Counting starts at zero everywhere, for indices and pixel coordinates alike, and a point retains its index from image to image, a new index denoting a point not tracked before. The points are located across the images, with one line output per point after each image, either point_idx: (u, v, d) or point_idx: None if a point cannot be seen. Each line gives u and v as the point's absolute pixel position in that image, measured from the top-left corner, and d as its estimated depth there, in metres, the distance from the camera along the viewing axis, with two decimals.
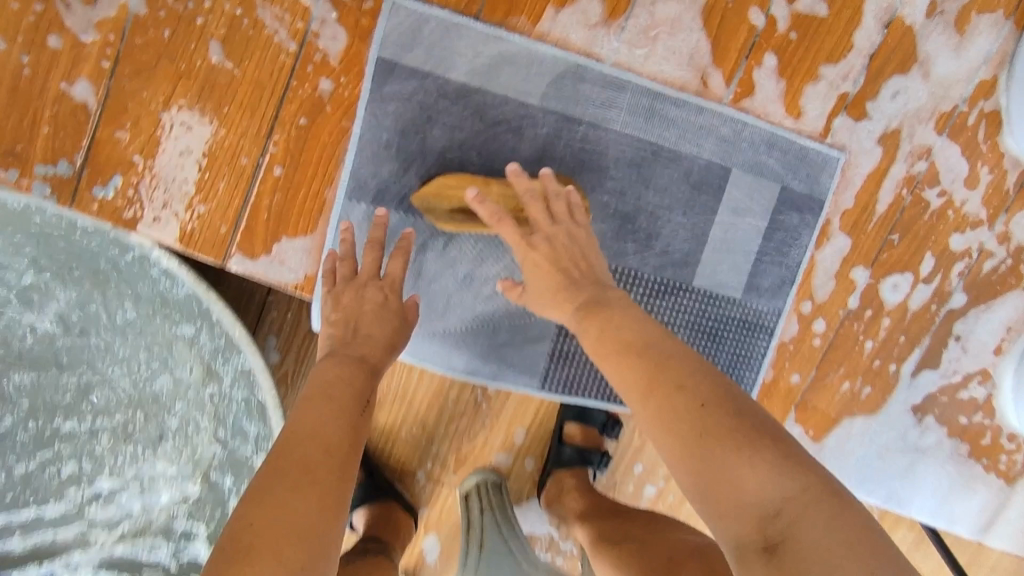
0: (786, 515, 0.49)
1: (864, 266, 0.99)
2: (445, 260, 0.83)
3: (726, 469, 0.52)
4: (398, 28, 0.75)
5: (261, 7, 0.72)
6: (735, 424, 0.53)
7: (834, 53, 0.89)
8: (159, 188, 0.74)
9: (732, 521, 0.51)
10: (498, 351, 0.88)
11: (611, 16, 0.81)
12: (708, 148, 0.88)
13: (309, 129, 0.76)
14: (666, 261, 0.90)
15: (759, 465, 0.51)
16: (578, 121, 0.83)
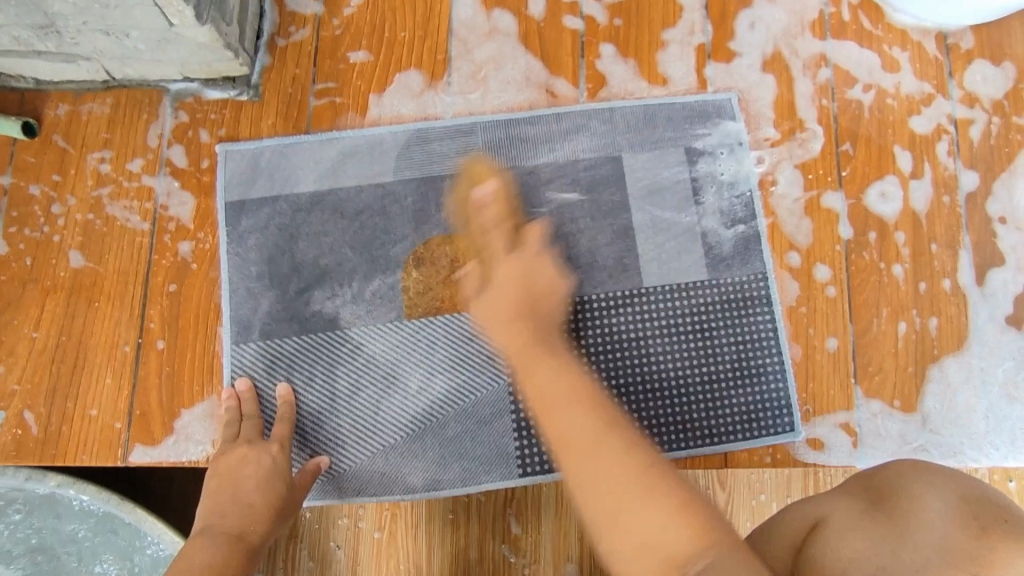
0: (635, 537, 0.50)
1: (833, 190, 0.84)
2: (356, 364, 0.73)
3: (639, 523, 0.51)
4: (237, 169, 0.78)
5: (109, 205, 0.76)
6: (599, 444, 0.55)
7: (667, 18, 0.87)
8: (44, 409, 0.71)
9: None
10: (455, 448, 0.73)
11: (433, 78, 0.83)
12: (586, 149, 0.82)
13: (181, 294, 0.75)
14: (599, 272, 0.79)
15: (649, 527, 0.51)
16: (440, 177, 0.79)
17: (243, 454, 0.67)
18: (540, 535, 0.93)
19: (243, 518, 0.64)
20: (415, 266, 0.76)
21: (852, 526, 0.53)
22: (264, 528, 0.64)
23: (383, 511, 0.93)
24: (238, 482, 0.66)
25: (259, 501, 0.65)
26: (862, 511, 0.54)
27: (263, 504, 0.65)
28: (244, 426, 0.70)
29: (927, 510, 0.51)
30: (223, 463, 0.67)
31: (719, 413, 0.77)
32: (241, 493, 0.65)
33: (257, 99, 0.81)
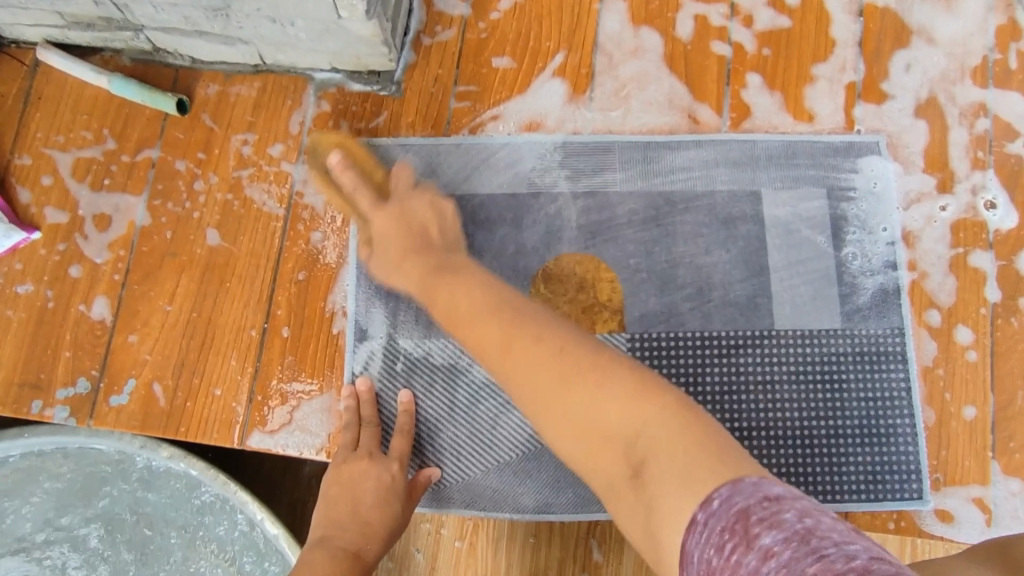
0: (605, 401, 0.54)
1: (982, 249, 0.80)
2: (476, 374, 0.72)
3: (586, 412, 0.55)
4: (372, 166, 0.78)
5: (248, 187, 0.77)
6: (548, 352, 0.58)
7: (819, 51, 0.84)
8: (172, 382, 0.72)
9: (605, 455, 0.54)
10: (571, 471, 0.71)
11: (575, 92, 0.81)
12: (723, 179, 0.80)
13: (309, 283, 0.75)
14: (731, 309, 0.75)
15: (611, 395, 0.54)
16: (575, 194, 0.78)
17: (367, 465, 0.67)
18: (622, 567, 0.90)
19: (361, 534, 0.63)
20: (543, 283, 0.76)
21: None
22: (379, 546, 0.64)
23: (465, 521, 0.91)
24: (357, 492, 0.65)
25: (377, 512, 0.64)
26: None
27: (381, 517, 0.64)
28: (366, 429, 0.70)
29: None
30: (343, 468, 0.66)
31: (844, 470, 0.73)
32: (362, 504, 0.64)
33: (398, 96, 0.81)
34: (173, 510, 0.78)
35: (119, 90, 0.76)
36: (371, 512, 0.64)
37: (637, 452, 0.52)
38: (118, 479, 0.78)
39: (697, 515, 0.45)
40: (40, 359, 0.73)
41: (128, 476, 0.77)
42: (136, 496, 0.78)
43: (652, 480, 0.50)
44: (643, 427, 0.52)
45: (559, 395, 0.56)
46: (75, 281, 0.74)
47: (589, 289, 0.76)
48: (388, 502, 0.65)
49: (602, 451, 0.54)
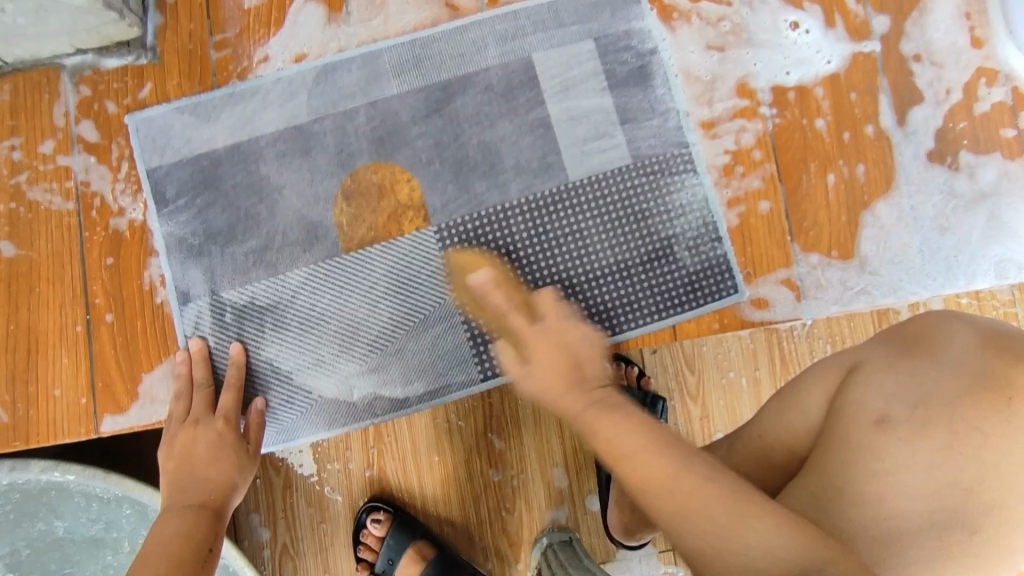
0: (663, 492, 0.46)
1: (786, 70, 0.83)
2: (301, 304, 0.75)
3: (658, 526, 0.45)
4: (148, 136, 0.78)
5: (29, 190, 0.76)
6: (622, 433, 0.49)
7: None
8: (9, 397, 0.72)
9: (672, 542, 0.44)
10: (413, 365, 0.75)
11: (332, 11, 0.82)
12: (494, 55, 0.82)
13: (119, 265, 0.75)
14: (526, 175, 0.79)
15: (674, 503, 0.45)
16: (356, 109, 0.79)
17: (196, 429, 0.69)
18: (524, 448, 0.96)
19: (204, 489, 0.65)
20: (346, 202, 0.77)
21: (887, 366, 0.53)
22: (226, 489, 0.66)
23: (369, 450, 0.96)
24: (194, 453, 0.67)
25: (220, 463, 0.67)
26: (895, 355, 0.53)
27: (223, 463, 0.67)
28: (200, 394, 0.72)
29: (958, 343, 0.52)
30: (181, 434, 0.68)
31: (665, 287, 0.79)
32: (198, 459, 0.67)
33: (157, 61, 0.79)
34: (67, 523, 0.80)
35: None
36: (209, 469, 0.67)
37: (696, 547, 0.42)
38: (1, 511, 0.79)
39: None
40: None
41: (9, 505, 0.78)
42: (26, 524, 0.80)
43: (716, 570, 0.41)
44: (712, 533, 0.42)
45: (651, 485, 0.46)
46: None
47: (389, 193, 0.77)
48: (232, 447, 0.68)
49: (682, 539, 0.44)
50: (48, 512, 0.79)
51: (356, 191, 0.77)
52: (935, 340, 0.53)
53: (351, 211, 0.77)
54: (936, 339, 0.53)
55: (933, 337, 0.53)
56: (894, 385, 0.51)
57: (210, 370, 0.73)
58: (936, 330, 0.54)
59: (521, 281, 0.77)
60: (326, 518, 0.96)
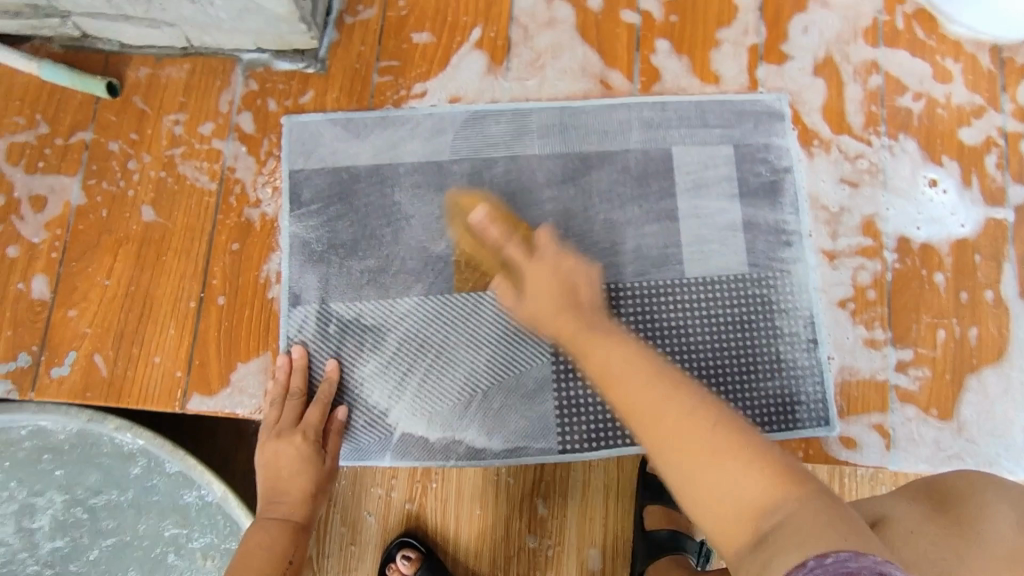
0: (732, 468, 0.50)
1: (917, 225, 0.84)
2: (404, 331, 0.77)
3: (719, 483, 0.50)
4: (299, 139, 0.81)
5: (181, 164, 0.80)
6: (675, 393, 0.56)
7: (722, 18, 0.89)
8: (111, 352, 0.75)
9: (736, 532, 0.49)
10: (497, 418, 0.76)
11: (493, 64, 0.86)
12: (636, 139, 0.85)
13: (241, 252, 0.78)
14: (643, 261, 0.82)
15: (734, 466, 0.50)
16: (495, 158, 0.83)
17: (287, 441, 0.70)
18: (566, 520, 0.96)
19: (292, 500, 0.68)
20: (467, 243, 0.79)
21: (917, 530, 0.55)
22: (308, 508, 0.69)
23: (414, 484, 0.95)
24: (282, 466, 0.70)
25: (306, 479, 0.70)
26: (929, 520, 0.56)
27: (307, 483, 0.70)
28: (290, 404, 0.73)
29: (997, 520, 0.54)
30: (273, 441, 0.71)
31: (753, 403, 0.80)
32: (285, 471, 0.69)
33: (323, 72, 0.84)
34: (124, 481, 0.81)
35: (49, 75, 0.78)
36: (292, 481, 0.69)
37: (772, 518, 0.47)
38: (64, 451, 0.80)
39: (806, 560, 0.43)
40: None
41: (74, 447, 0.79)
42: (84, 470, 0.81)
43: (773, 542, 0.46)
44: (782, 505, 0.48)
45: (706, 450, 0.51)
46: (13, 260, 0.76)
47: None
48: (312, 463, 0.70)
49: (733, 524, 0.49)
50: (111, 469, 0.80)
51: (481, 238, 0.79)
52: (970, 510, 0.56)
53: (471, 255, 0.79)
54: (972, 509, 0.56)
55: (970, 507, 0.56)
56: (925, 550, 0.53)
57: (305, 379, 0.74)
58: (974, 499, 0.56)
59: None
60: (357, 541, 0.95)
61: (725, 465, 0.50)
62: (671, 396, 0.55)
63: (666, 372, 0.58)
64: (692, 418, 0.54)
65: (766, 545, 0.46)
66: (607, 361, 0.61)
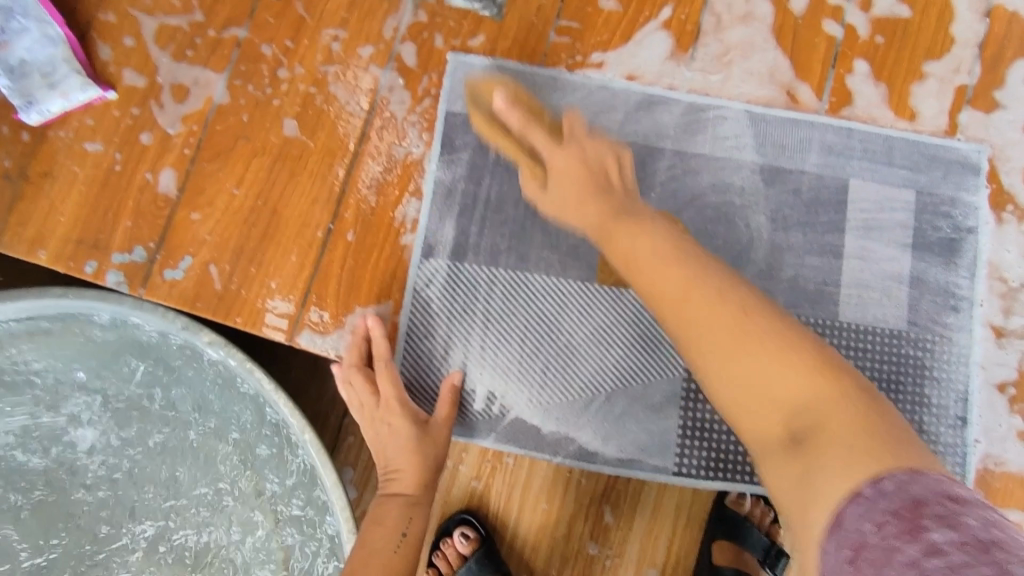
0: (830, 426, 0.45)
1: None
2: (535, 309, 0.70)
3: (763, 383, 0.49)
4: (461, 85, 0.75)
5: (333, 84, 0.74)
6: (717, 300, 0.53)
7: (933, 48, 0.80)
8: (228, 266, 0.70)
9: (761, 415, 0.49)
10: (616, 424, 0.69)
11: (678, 48, 0.79)
12: (813, 162, 0.78)
13: (378, 191, 0.72)
14: (796, 293, 0.76)
15: (789, 362, 0.49)
16: (661, 149, 0.77)
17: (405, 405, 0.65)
18: (631, 533, 0.89)
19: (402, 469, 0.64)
20: None
21: None
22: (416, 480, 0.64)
23: (484, 462, 0.90)
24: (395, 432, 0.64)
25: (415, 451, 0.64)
26: None
27: (417, 454, 0.64)
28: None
29: None
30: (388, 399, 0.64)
31: None
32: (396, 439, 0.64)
33: (498, 19, 0.77)
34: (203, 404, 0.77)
35: None
36: (404, 451, 0.64)
37: (809, 415, 0.47)
38: (148, 356, 0.75)
39: (860, 487, 0.42)
40: (101, 220, 0.70)
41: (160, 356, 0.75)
42: (166, 381, 0.77)
43: (813, 446, 0.45)
44: (824, 405, 0.47)
45: (729, 339, 0.51)
46: (144, 147, 0.71)
47: None
48: (420, 437, 0.64)
49: (767, 416, 0.49)
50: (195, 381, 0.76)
51: None
52: None
53: None
54: None
55: None
56: None
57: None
58: None
59: None
60: None
61: (764, 361, 0.49)
62: (744, 317, 0.52)
63: (709, 275, 0.55)
64: (722, 304, 0.53)
65: (807, 446, 0.46)
66: (633, 246, 0.60)
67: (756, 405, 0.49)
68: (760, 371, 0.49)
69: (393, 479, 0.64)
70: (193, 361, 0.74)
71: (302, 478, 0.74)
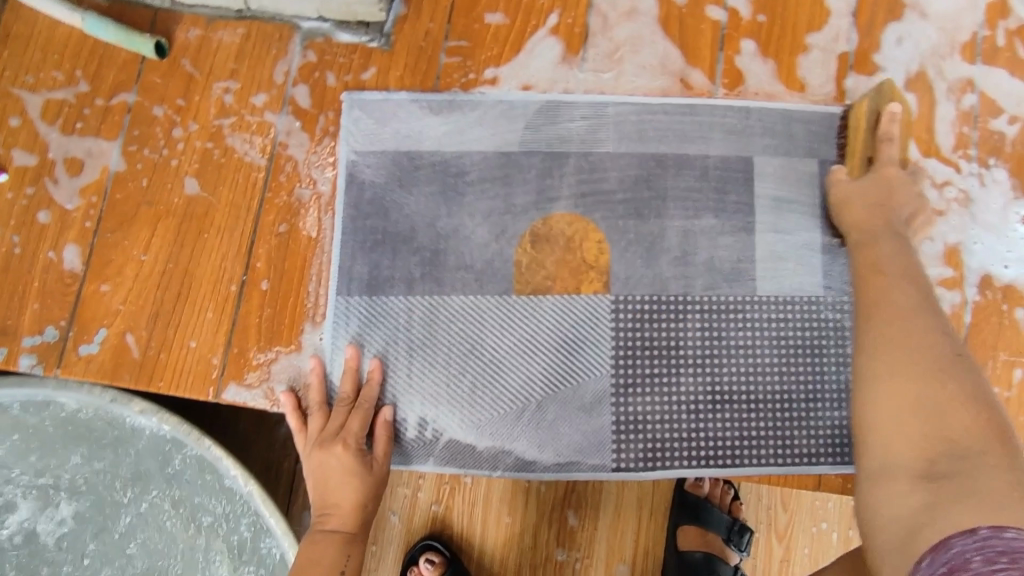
0: (962, 425, 0.53)
1: (1005, 263, 0.82)
2: (457, 331, 0.72)
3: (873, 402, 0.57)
4: (358, 122, 0.75)
5: (229, 136, 0.74)
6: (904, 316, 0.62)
7: (813, 21, 0.83)
8: (144, 333, 0.70)
9: (904, 454, 0.54)
10: (550, 430, 0.72)
11: (569, 51, 0.80)
12: (716, 144, 0.79)
13: (287, 236, 0.73)
14: (715, 275, 0.77)
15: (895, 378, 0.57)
16: (566, 154, 0.77)
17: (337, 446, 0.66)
18: (596, 532, 0.91)
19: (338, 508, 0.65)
20: (531, 243, 0.74)
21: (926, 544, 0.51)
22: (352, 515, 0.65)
23: (443, 484, 0.92)
24: (327, 471, 0.66)
25: (350, 485, 0.65)
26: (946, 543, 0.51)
27: (354, 488, 0.66)
28: (337, 412, 0.68)
29: None
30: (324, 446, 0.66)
31: (817, 432, 0.76)
32: (330, 478, 0.66)
33: (387, 48, 0.78)
34: (157, 485, 0.77)
35: (92, 29, 0.72)
36: (341, 490, 0.65)
37: (942, 459, 0.52)
38: (94, 443, 0.76)
39: (979, 528, 0.45)
40: (8, 305, 0.70)
41: (106, 441, 0.75)
42: (115, 467, 0.77)
43: (949, 484, 0.50)
44: (968, 443, 0.52)
45: (906, 362, 0.58)
46: (43, 227, 0.71)
47: (575, 250, 0.74)
48: (360, 475, 0.66)
49: (908, 451, 0.54)
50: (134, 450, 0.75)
51: (548, 239, 0.74)
52: None
53: (530, 253, 0.74)
54: None
55: None
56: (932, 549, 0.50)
57: (356, 384, 0.70)
58: None
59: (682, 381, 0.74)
60: (378, 540, 0.92)
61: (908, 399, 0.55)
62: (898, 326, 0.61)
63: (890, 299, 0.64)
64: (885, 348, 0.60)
65: (942, 481, 0.51)
66: None
67: (903, 431, 0.55)
68: (916, 396, 0.55)
69: (328, 517, 0.65)
70: (128, 431, 0.74)
71: (262, 537, 0.75)
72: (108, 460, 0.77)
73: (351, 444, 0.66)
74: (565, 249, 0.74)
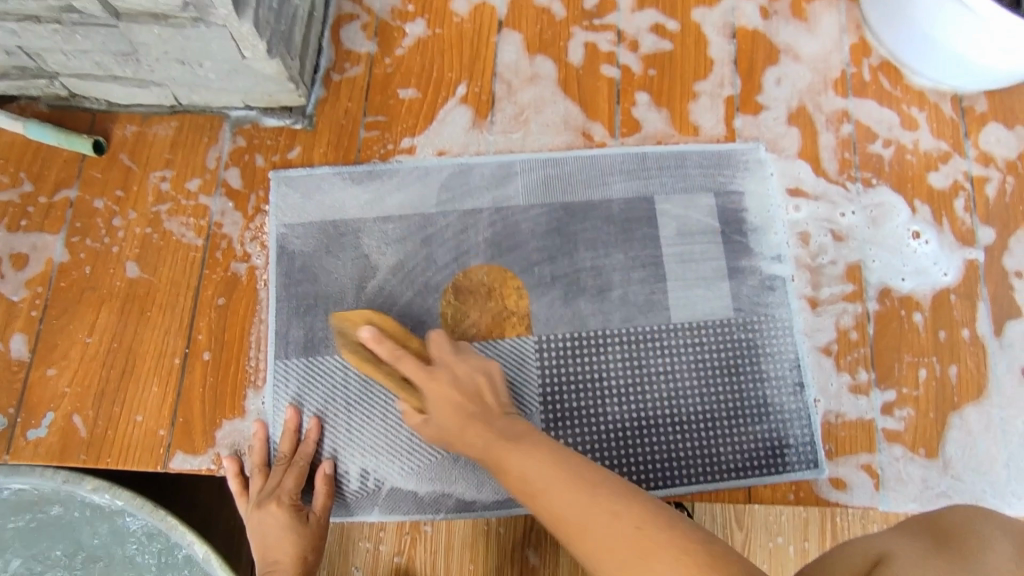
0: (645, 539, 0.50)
1: (901, 276, 0.86)
2: (390, 384, 0.76)
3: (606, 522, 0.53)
4: (287, 196, 0.82)
5: (167, 220, 0.80)
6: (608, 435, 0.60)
7: (698, 71, 0.92)
8: (91, 412, 0.73)
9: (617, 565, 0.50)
10: (487, 469, 0.75)
11: (478, 117, 0.88)
12: (619, 187, 0.87)
13: (225, 309, 0.77)
14: (629, 307, 0.82)
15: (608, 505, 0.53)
16: (480, 210, 0.84)
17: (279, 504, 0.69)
18: (558, 568, 0.91)
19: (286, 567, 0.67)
20: (454, 294, 0.80)
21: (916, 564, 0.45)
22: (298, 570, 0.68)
23: (403, 535, 0.91)
24: (271, 529, 0.69)
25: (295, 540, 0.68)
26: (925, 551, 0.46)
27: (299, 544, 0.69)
28: (275, 471, 0.72)
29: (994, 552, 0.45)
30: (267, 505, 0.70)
31: (743, 446, 0.79)
32: (274, 535, 0.69)
33: (311, 128, 0.85)
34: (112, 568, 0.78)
35: (35, 135, 0.79)
36: (282, 547, 0.68)
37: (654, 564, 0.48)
38: (56, 535, 0.78)
39: None
40: None
41: (68, 532, 0.77)
42: (70, 552, 0.78)
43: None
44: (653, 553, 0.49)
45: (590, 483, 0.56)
46: None
47: (497, 297, 0.80)
48: (296, 530, 0.69)
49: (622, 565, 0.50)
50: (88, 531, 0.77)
51: (470, 286, 0.80)
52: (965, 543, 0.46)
53: (455, 303, 0.80)
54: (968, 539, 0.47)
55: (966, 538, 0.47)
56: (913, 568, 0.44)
57: (294, 443, 0.74)
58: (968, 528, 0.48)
59: (608, 411, 0.78)
60: None
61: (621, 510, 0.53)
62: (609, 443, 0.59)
63: None
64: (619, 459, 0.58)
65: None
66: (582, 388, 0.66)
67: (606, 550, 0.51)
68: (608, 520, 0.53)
69: (274, 571, 0.67)
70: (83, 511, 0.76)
71: None
72: (62, 545, 0.78)
73: (285, 500, 0.70)
74: (485, 296, 0.80)
